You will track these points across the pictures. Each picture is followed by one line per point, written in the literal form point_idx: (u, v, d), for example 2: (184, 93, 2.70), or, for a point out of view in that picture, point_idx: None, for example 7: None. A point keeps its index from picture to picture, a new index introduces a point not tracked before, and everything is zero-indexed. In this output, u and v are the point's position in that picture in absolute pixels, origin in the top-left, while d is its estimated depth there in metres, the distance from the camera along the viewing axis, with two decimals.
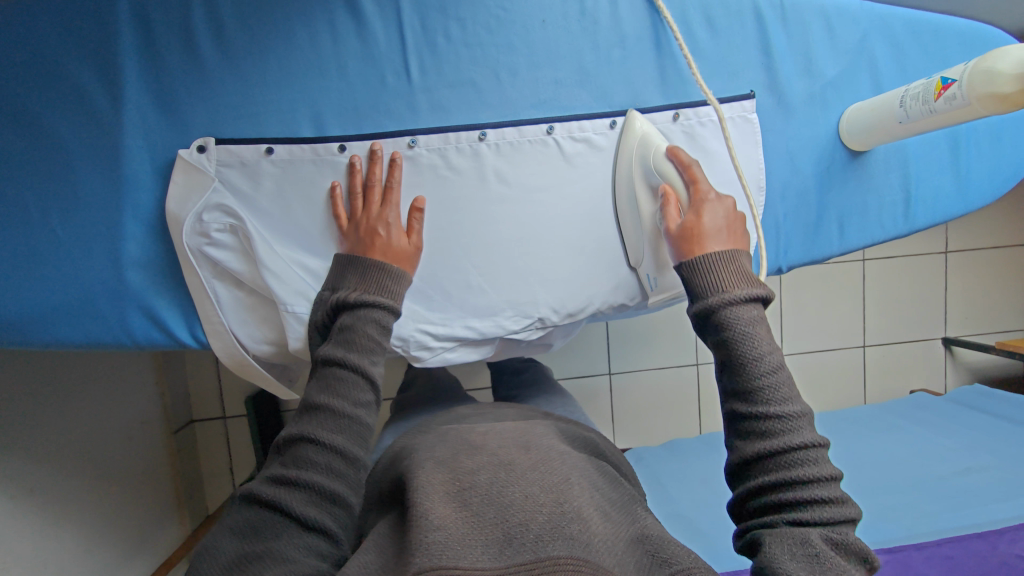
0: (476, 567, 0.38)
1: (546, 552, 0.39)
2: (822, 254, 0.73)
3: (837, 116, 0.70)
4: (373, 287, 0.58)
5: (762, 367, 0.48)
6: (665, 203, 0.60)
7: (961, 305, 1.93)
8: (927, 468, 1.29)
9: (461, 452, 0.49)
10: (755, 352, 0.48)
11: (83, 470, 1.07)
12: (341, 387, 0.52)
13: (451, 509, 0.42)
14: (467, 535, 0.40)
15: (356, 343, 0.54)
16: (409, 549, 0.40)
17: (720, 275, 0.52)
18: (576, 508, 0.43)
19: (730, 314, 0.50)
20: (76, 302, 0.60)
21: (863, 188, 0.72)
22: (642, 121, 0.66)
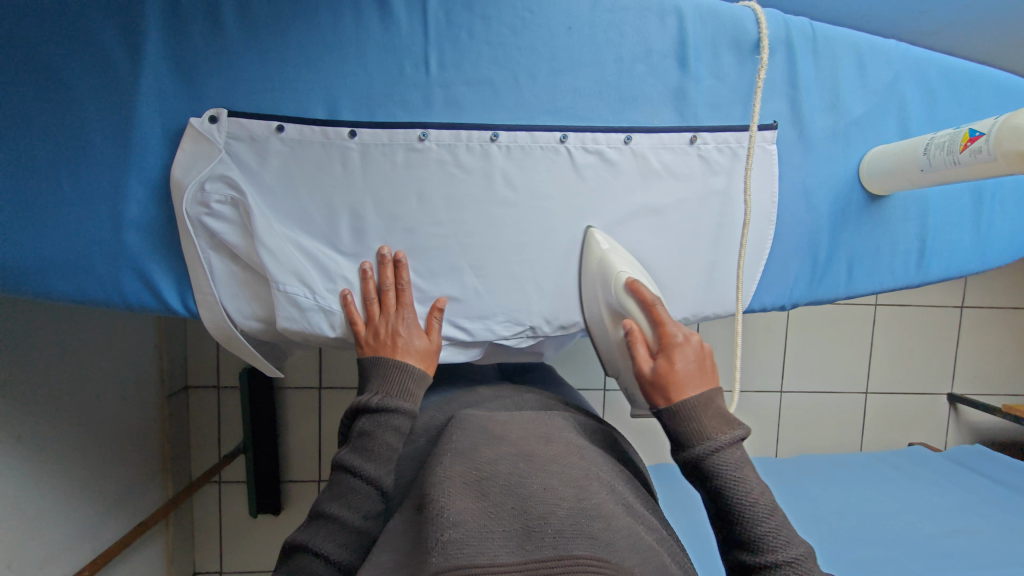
0: (496, 559, 0.40)
1: (567, 547, 0.41)
2: (827, 294, 0.71)
3: (858, 157, 0.69)
4: (396, 390, 0.61)
5: (760, 513, 0.50)
6: (632, 342, 0.60)
7: (971, 363, 1.89)
8: (915, 525, 1.26)
9: (479, 445, 0.52)
10: (747, 500, 0.50)
11: (72, 423, 1.08)
12: (352, 498, 0.56)
13: (471, 500, 0.45)
14: (485, 526, 0.42)
15: (373, 451, 0.58)
16: (426, 540, 0.41)
17: (701, 422, 0.54)
18: (594, 504, 0.46)
19: (719, 461, 0.52)
20: (71, 258, 0.60)
21: (879, 233, 0.70)
22: (604, 239, 0.67)
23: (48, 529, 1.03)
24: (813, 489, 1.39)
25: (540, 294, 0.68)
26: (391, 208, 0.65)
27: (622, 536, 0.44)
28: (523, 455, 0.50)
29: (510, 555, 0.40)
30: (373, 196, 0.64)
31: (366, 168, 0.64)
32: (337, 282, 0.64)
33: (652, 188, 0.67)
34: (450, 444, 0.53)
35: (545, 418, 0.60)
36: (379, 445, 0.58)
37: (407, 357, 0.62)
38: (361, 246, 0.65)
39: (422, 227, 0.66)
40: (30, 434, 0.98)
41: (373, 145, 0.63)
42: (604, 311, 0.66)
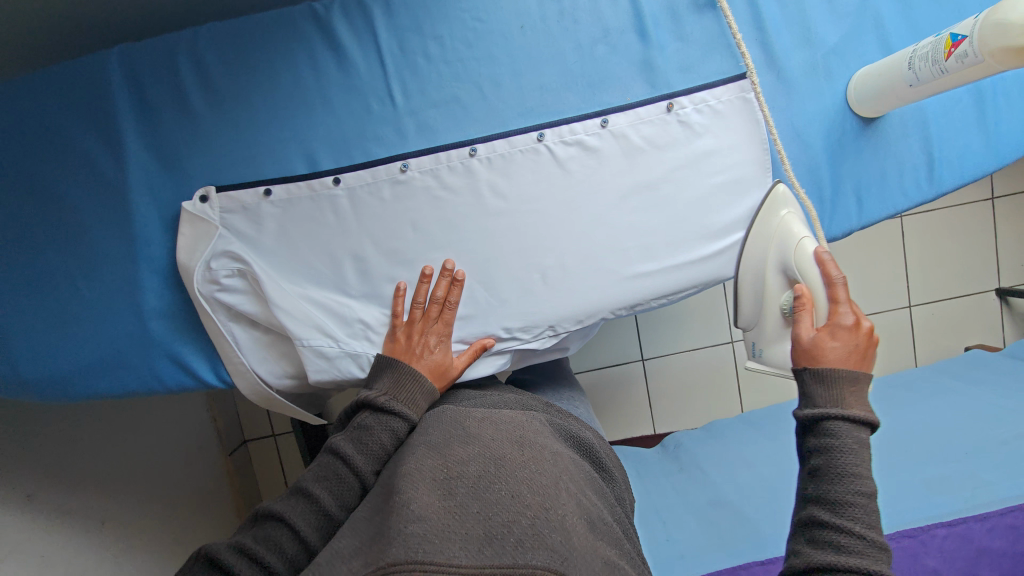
0: (451, 562, 0.41)
1: (521, 557, 0.42)
2: (841, 229, 0.69)
3: (843, 83, 0.66)
4: (403, 395, 0.60)
5: (858, 490, 0.47)
6: (796, 310, 0.59)
7: (1014, 253, 1.82)
8: (986, 432, 1.23)
9: (454, 441, 0.53)
10: (848, 459, 0.48)
11: (145, 499, 1.15)
12: (335, 484, 0.55)
13: (438, 502, 0.46)
14: (447, 528, 0.44)
15: (367, 446, 0.57)
16: (389, 536, 0.43)
17: (838, 381, 0.52)
18: (558, 514, 0.47)
19: (835, 427, 0.49)
20: (106, 357, 0.63)
21: (879, 156, 0.68)
22: (784, 208, 0.65)
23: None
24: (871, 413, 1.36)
25: (550, 294, 0.68)
26: (390, 244, 0.66)
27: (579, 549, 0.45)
28: (497, 456, 0.52)
29: (467, 561, 0.42)
30: (370, 236, 0.66)
31: (357, 211, 0.65)
32: (357, 325, 0.66)
33: (639, 163, 0.67)
34: (426, 438, 0.54)
35: (524, 417, 0.61)
36: (373, 445, 0.57)
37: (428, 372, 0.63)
38: (371, 286, 0.67)
39: (422, 256, 0.67)
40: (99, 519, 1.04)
41: (358, 187, 0.65)
42: (773, 273, 0.65)
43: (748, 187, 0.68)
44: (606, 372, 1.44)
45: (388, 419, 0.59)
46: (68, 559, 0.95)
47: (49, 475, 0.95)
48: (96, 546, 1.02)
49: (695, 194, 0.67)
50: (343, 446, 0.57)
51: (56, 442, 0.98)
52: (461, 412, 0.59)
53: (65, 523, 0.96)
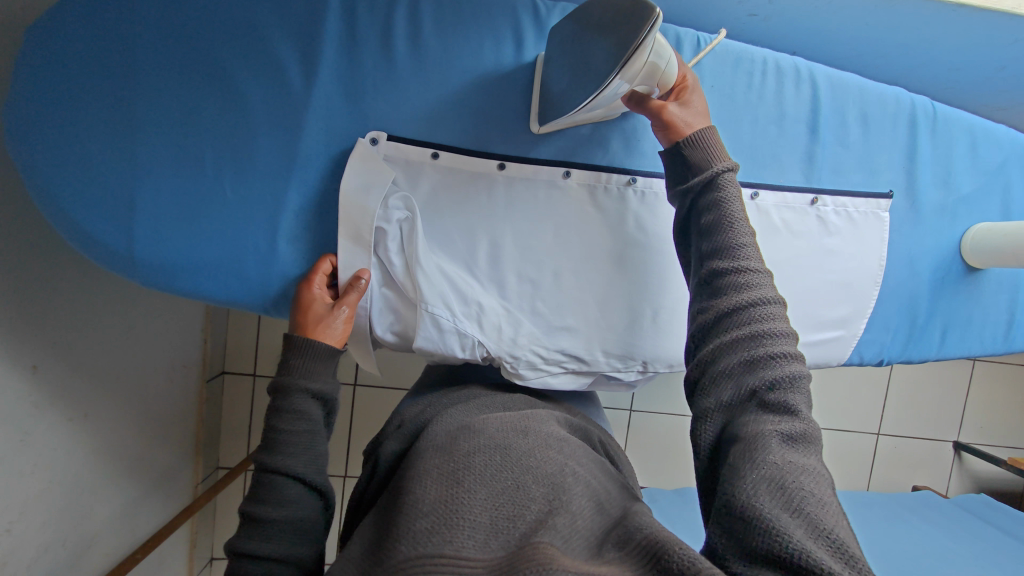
0: (462, 553, 0.39)
1: (527, 541, 0.40)
2: (920, 356, 0.75)
3: (961, 230, 0.73)
4: (289, 376, 0.59)
5: (742, 237, 0.52)
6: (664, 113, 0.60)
7: (977, 414, 1.98)
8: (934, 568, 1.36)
9: (461, 436, 0.51)
10: (738, 260, 0.51)
11: (130, 405, 1.08)
12: (273, 496, 0.54)
13: (444, 493, 0.43)
14: (452, 516, 0.41)
15: (284, 441, 0.56)
16: (396, 536, 0.41)
17: (708, 153, 0.56)
18: (565, 501, 0.44)
19: (722, 184, 0.54)
20: (226, 260, 0.62)
21: (971, 302, 0.74)
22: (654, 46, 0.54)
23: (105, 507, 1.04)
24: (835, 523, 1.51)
25: (654, 334, 0.71)
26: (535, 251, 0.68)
27: (576, 535, 0.43)
28: (502, 443, 0.48)
29: (477, 551, 0.39)
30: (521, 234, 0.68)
31: (508, 198, 0.67)
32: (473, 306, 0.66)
33: (771, 241, 0.70)
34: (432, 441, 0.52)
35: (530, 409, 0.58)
36: (292, 433, 0.57)
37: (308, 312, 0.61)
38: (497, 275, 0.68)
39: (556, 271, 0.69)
40: (99, 411, 0.99)
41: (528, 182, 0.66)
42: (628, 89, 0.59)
43: (856, 294, 0.72)
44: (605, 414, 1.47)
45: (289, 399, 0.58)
46: (47, 446, 0.88)
47: (68, 355, 0.89)
48: (81, 437, 0.95)
49: (810, 284, 0.72)
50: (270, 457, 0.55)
51: (89, 325, 0.93)
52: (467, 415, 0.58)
53: (69, 408, 0.91)
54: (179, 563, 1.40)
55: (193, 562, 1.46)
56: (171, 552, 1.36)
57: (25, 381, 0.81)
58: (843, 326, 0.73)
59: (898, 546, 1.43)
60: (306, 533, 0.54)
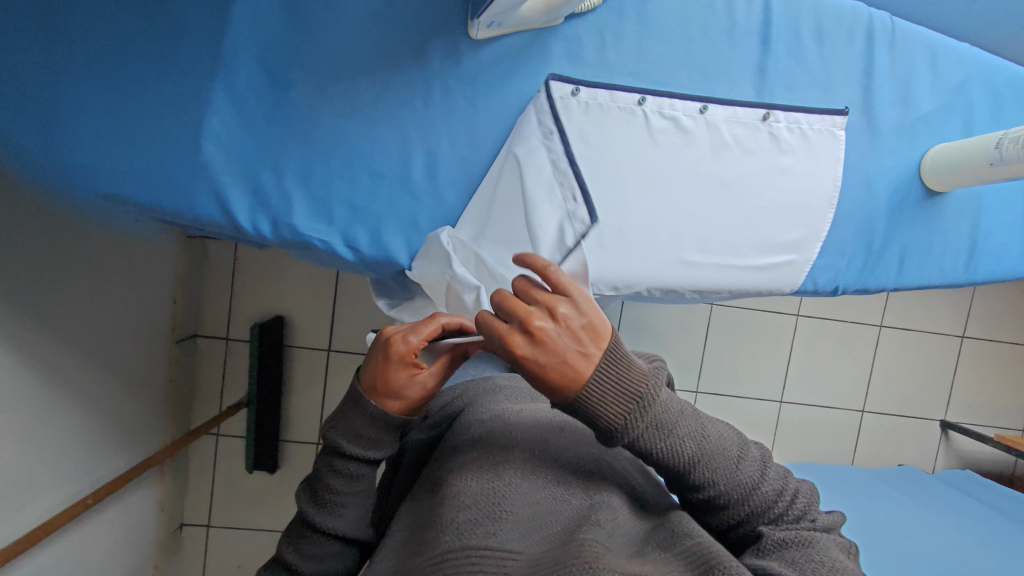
0: (505, 545, 0.42)
1: (574, 534, 0.43)
2: (878, 284, 0.72)
3: (920, 152, 0.71)
4: (342, 428, 0.54)
5: (695, 448, 0.44)
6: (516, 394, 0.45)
7: (965, 392, 1.95)
8: (912, 536, 1.34)
9: (496, 421, 0.54)
10: (711, 480, 0.45)
11: (93, 345, 1.04)
12: (305, 545, 0.56)
13: (485, 486, 0.47)
14: (497, 511, 0.45)
15: (323, 498, 0.55)
16: (438, 528, 0.45)
17: (598, 411, 0.41)
18: (607, 496, 0.48)
19: (649, 426, 0.43)
20: (150, 163, 0.60)
21: (932, 228, 0.72)
22: None
23: (72, 448, 1.01)
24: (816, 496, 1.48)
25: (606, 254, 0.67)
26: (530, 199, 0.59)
27: (613, 530, 0.45)
28: (543, 435, 0.52)
29: (516, 545, 0.43)
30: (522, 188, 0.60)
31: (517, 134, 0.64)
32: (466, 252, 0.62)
33: (720, 157, 0.68)
34: (463, 427, 0.56)
35: None
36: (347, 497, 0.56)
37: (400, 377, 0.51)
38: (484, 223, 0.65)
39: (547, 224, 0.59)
40: (63, 346, 0.95)
41: (518, 122, 0.65)
42: None
43: (810, 215, 0.70)
44: None
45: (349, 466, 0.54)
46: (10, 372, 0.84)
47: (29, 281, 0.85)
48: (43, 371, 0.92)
49: (761, 205, 0.69)
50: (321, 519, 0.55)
51: (50, 253, 0.89)
52: (499, 403, 0.60)
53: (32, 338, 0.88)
54: (145, 525, 1.37)
55: (161, 526, 1.43)
56: (136, 514, 1.33)
57: None
58: (797, 250, 0.70)
59: (884, 518, 1.39)
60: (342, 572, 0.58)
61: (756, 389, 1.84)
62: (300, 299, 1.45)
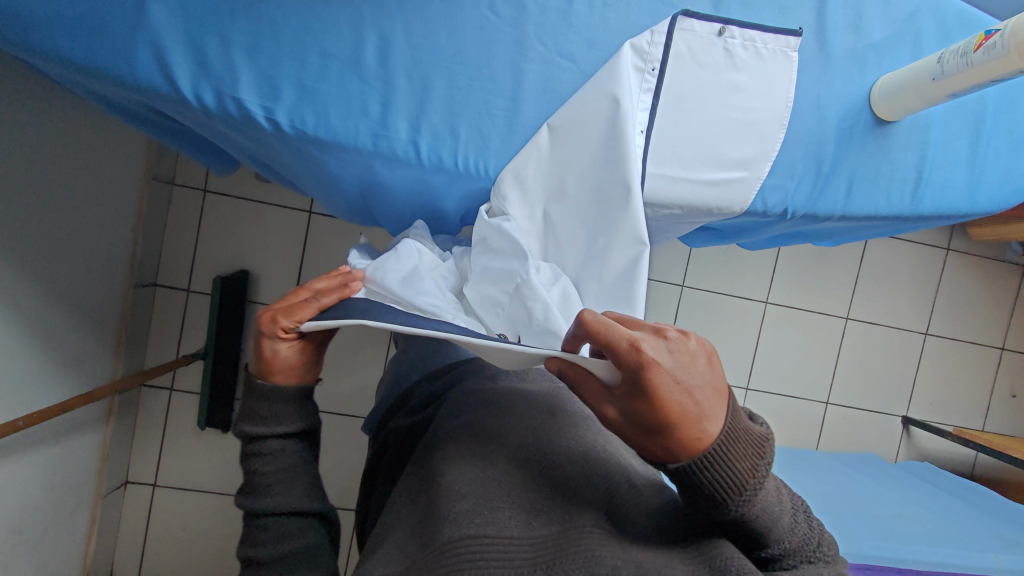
0: (504, 529, 0.47)
1: (571, 521, 0.47)
2: (825, 209, 0.73)
3: (871, 80, 0.72)
4: (251, 415, 0.56)
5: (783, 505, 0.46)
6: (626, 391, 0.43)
7: (928, 389, 1.97)
8: (866, 507, 1.35)
9: (489, 417, 0.60)
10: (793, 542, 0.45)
11: (42, 263, 1.01)
12: (265, 536, 0.54)
13: (478, 476, 0.52)
14: (492, 501, 0.50)
15: (267, 484, 0.55)
16: (440, 520, 0.49)
17: (728, 470, 0.43)
18: (599, 479, 0.51)
19: (760, 492, 0.44)
20: (91, 20, 0.59)
21: (881, 156, 0.73)
22: None
23: (10, 367, 0.98)
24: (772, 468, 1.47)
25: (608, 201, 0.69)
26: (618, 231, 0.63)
27: (613, 512, 0.49)
28: (531, 427, 0.58)
29: (519, 529, 0.47)
30: (608, 224, 0.65)
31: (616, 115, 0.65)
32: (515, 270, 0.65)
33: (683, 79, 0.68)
34: (459, 420, 0.61)
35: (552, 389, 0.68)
36: (283, 485, 0.55)
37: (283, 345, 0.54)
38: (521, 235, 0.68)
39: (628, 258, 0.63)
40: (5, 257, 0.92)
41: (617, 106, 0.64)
42: None
43: (762, 134, 0.70)
44: None
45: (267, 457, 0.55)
46: None
47: None
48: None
49: (715, 120, 0.69)
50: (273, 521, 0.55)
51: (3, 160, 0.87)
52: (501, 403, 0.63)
53: None
54: (88, 472, 1.30)
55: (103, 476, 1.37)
56: (80, 461, 1.26)
57: None
58: (747, 168, 0.71)
59: (846, 497, 1.38)
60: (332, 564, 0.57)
61: (724, 374, 1.84)
62: (266, 249, 1.43)
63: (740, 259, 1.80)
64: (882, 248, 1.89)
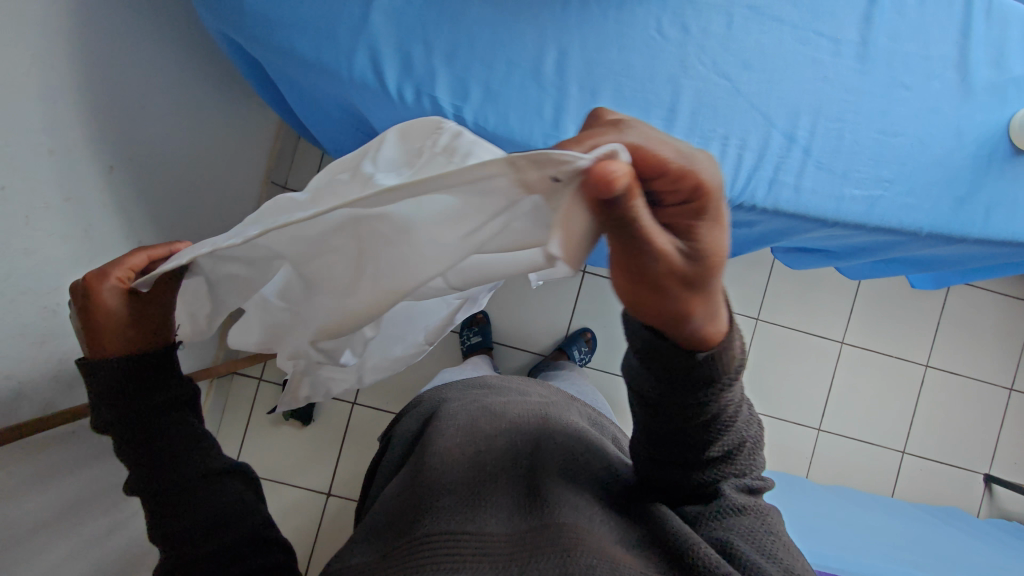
0: (486, 529, 0.51)
1: (547, 518, 0.51)
2: (963, 230, 0.75)
3: (1012, 112, 0.75)
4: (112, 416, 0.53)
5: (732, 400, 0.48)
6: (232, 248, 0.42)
7: (1012, 447, 1.89)
8: (959, 554, 1.30)
9: (475, 431, 0.66)
10: (727, 435, 0.49)
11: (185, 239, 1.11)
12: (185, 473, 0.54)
13: (461, 485, 0.57)
14: (469, 508, 0.54)
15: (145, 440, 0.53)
16: (421, 516, 0.53)
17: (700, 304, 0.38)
18: (570, 485, 0.56)
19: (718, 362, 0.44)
20: (324, 23, 0.69)
21: (1019, 185, 0.76)
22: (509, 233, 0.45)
23: None
24: (852, 505, 1.44)
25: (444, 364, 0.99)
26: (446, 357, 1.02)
27: (586, 510, 0.53)
28: (517, 441, 0.64)
29: (499, 529, 0.52)
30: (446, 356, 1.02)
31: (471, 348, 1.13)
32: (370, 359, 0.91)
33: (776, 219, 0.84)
34: (442, 432, 0.66)
35: (545, 405, 0.74)
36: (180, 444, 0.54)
37: (638, 216, 0.32)
38: None
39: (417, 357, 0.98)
40: (164, 230, 1.03)
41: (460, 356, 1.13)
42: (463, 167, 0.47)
43: (899, 155, 0.75)
44: (612, 377, 1.58)
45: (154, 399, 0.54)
46: (129, 237, 0.93)
47: (152, 163, 0.93)
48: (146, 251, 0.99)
49: (856, 139, 0.74)
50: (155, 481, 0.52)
51: (179, 144, 0.99)
52: (490, 415, 0.69)
53: (148, 214, 0.96)
54: None
55: None
56: None
57: (101, 177, 0.83)
58: (886, 186, 0.74)
59: (943, 548, 1.31)
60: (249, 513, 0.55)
61: (795, 412, 1.80)
62: None
63: (816, 296, 1.80)
64: (964, 296, 1.85)
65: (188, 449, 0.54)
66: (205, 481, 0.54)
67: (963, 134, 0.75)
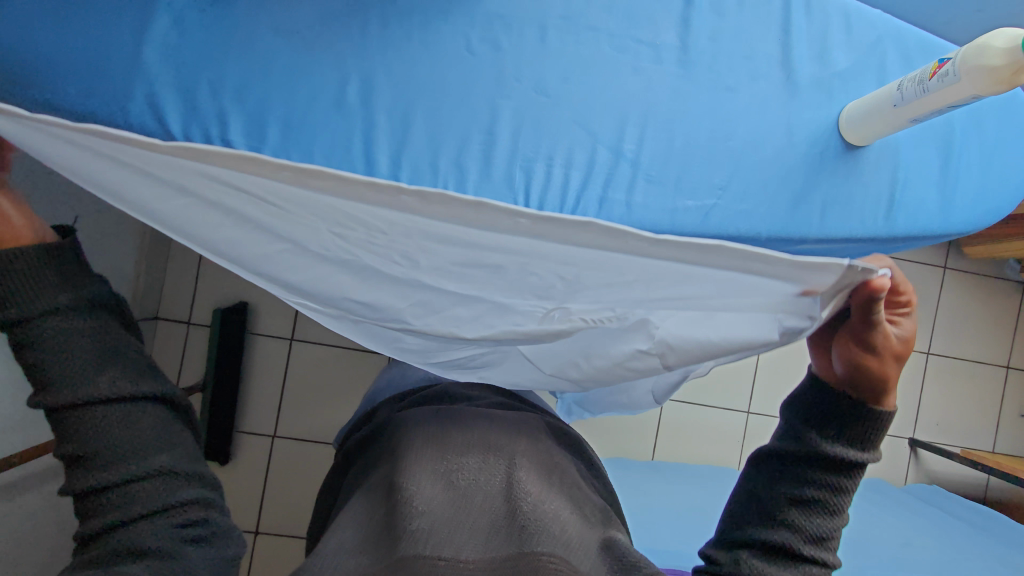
0: (463, 551, 0.50)
1: (523, 543, 0.50)
2: (800, 231, 0.74)
3: (839, 107, 0.74)
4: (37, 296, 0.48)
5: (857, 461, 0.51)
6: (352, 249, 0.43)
7: (934, 409, 1.94)
8: (870, 534, 1.32)
9: (449, 441, 0.61)
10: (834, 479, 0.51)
11: None
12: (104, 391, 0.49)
13: (439, 500, 0.54)
14: (447, 526, 0.51)
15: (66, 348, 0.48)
16: (398, 532, 0.50)
17: (867, 379, 0.51)
18: (546, 507, 0.55)
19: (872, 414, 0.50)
20: (90, 69, 0.62)
21: (853, 181, 0.75)
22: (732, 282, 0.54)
23: None
24: None
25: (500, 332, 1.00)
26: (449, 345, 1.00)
27: (564, 536, 0.52)
28: (492, 454, 0.60)
29: (477, 552, 0.50)
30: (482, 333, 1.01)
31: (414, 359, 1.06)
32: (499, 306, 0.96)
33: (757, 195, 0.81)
34: (417, 439, 0.62)
35: (515, 412, 0.71)
36: (78, 374, 0.48)
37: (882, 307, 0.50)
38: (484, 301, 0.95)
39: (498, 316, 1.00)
40: None
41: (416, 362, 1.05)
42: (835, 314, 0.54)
43: (732, 160, 0.72)
44: None
45: (42, 328, 0.48)
46: None
47: None
48: None
49: (685, 148, 0.72)
50: (68, 426, 0.48)
51: None
52: (463, 423, 0.65)
53: None
54: None
55: None
56: None
57: None
58: (719, 195, 0.72)
59: (852, 524, 1.34)
60: (181, 448, 0.52)
61: None
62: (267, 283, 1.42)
63: None
64: None
65: (110, 362, 0.50)
66: (132, 410, 0.50)
67: (792, 134, 0.73)
